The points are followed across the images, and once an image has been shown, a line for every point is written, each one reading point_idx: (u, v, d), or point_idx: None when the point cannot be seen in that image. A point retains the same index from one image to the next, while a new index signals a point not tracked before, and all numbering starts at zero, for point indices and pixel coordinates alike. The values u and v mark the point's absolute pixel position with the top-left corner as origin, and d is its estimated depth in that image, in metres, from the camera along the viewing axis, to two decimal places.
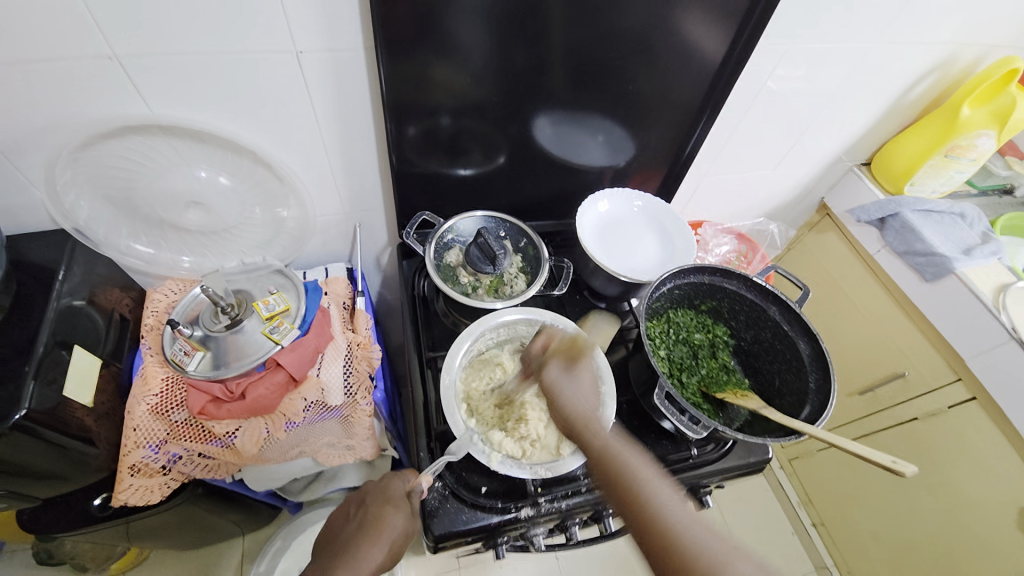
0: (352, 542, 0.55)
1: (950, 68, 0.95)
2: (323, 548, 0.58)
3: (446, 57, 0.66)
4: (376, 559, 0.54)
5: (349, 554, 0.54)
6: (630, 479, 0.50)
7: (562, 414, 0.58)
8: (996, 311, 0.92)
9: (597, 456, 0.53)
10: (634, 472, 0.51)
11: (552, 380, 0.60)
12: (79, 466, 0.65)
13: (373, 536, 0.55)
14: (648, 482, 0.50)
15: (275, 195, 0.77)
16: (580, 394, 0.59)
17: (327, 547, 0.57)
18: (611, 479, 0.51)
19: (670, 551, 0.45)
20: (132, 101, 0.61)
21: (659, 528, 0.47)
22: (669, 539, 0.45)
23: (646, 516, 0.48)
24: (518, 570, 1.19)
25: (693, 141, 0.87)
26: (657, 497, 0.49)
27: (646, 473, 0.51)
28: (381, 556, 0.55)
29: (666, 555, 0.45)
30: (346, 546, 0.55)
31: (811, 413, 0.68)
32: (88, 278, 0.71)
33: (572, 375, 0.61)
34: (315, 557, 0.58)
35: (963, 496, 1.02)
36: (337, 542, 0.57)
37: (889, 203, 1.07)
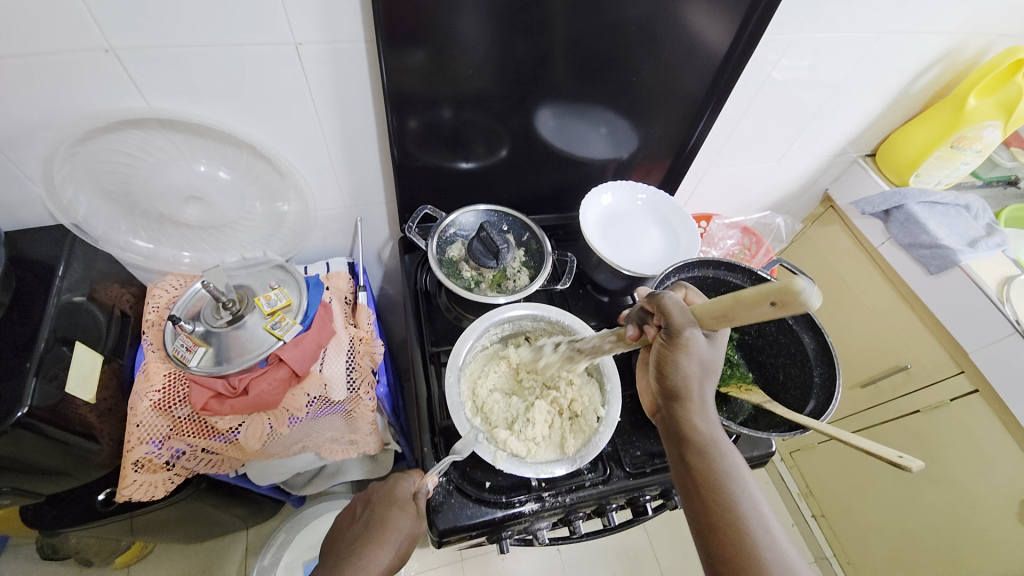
0: (358, 544, 0.55)
1: (956, 59, 0.94)
2: (330, 546, 0.58)
3: (447, 48, 0.65)
4: (383, 562, 0.54)
5: (354, 557, 0.54)
6: (729, 488, 0.48)
7: (674, 388, 0.52)
8: (1000, 303, 0.91)
9: (699, 449, 0.50)
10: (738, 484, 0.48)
11: (691, 346, 0.50)
12: (83, 462, 0.65)
13: (378, 539, 0.55)
14: (746, 497, 0.48)
15: (276, 190, 0.76)
16: (706, 373, 0.51)
17: (334, 545, 0.58)
18: (706, 478, 0.49)
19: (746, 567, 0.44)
20: (128, 94, 0.60)
21: (746, 542, 0.45)
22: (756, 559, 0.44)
23: (736, 526, 0.46)
24: (521, 562, 1.20)
25: (697, 134, 0.86)
26: (754, 516, 0.46)
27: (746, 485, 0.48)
28: (386, 559, 0.54)
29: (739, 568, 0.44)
30: (351, 549, 0.55)
31: (816, 407, 0.67)
32: (88, 274, 0.71)
33: (713, 346, 0.51)
34: (322, 556, 0.58)
35: (965, 488, 1.03)
36: (344, 542, 0.57)
37: (893, 194, 1.06)
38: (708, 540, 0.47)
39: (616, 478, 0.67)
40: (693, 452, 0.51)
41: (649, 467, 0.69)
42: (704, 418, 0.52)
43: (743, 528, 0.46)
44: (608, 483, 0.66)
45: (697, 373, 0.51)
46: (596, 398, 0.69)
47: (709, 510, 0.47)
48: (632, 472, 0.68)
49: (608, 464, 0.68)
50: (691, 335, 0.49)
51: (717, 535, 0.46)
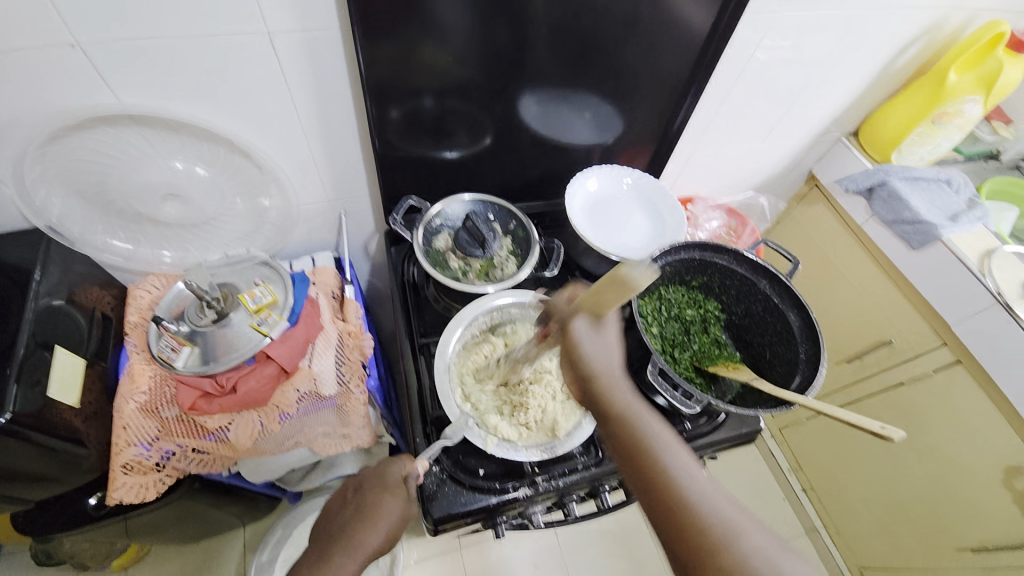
0: (349, 527, 0.55)
1: (938, 33, 0.94)
2: (317, 533, 0.58)
3: (426, 34, 0.63)
4: (373, 544, 0.54)
5: (345, 538, 0.54)
6: (670, 472, 0.44)
7: (591, 378, 0.50)
8: (980, 275, 0.93)
9: (633, 433, 0.47)
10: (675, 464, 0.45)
11: (581, 338, 0.51)
12: (72, 467, 0.64)
13: (368, 521, 0.55)
14: (688, 474, 0.44)
15: (256, 185, 0.75)
16: (607, 353, 0.51)
17: (323, 527, 0.57)
18: (646, 467, 0.45)
19: (704, 549, 0.40)
20: (96, 90, 0.58)
21: (703, 525, 0.41)
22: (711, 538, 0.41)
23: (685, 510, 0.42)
24: (519, 547, 1.21)
25: (681, 118, 0.86)
26: (699, 490, 0.43)
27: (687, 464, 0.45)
28: (377, 540, 0.55)
29: (697, 551, 0.41)
30: (342, 530, 0.55)
31: (802, 382, 0.68)
32: (66, 277, 0.69)
33: (602, 334, 0.52)
34: (312, 537, 0.58)
35: (949, 458, 1.05)
36: (333, 524, 0.57)
37: (876, 171, 1.07)
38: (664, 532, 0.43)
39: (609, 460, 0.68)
40: (628, 441, 0.47)
41: None
42: (628, 397, 0.49)
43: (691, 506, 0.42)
44: (601, 465, 0.67)
45: (601, 363, 0.50)
46: None
47: (659, 506, 0.44)
48: None
49: (601, 447, 0.68)
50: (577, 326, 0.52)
51: (681, 529, 0.42)
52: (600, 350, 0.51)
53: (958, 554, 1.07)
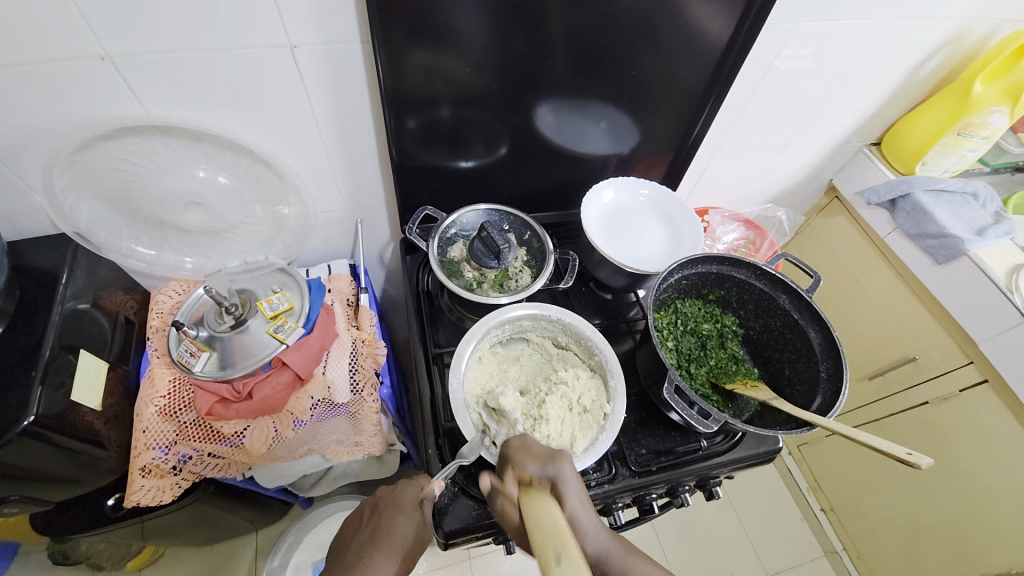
0: (364, 553, 0.54)
1: (961, 44, 0.92)
2: (335, 554, 0.58)
3: (445, 45, 0.64)
4: (387, 572, 0.53)
5: (361, 563, 0.53)
6: None
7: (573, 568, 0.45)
8: (1008, 292, 0.90)
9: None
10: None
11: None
12: (91, 469, 0.65)
13: (384, 546, 0.54)
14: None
15: (275, 193, 0.76)
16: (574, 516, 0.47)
17: (340, 553, 0.57)
18: None
19: None
20: (125, 100, 0.60)
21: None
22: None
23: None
24: (529, 560, 1.20)
25: (699, 126, 0.85)
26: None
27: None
28: (392, 566, 0.53)
29: None
30: (357, 556, 0.54)
31: (824, 402, 0.67)
32: (91, 281, 0.71)
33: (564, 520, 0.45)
34: (329, 564, 0.57)
35: (976, 480, 1.01)
36: (350, 550, 0.56)
37: (900, 183, 1.04)
38: None
39: (622, 476, 0.67)
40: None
41: (655, 465, 0.68)
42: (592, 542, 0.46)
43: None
44: (614, 482, 0.66)
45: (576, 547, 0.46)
46: (601, 393, 0.69)
47: None
48: (636, 471, 0.68)
49: (614, 463, 0.68)
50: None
51: None
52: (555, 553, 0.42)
53: None
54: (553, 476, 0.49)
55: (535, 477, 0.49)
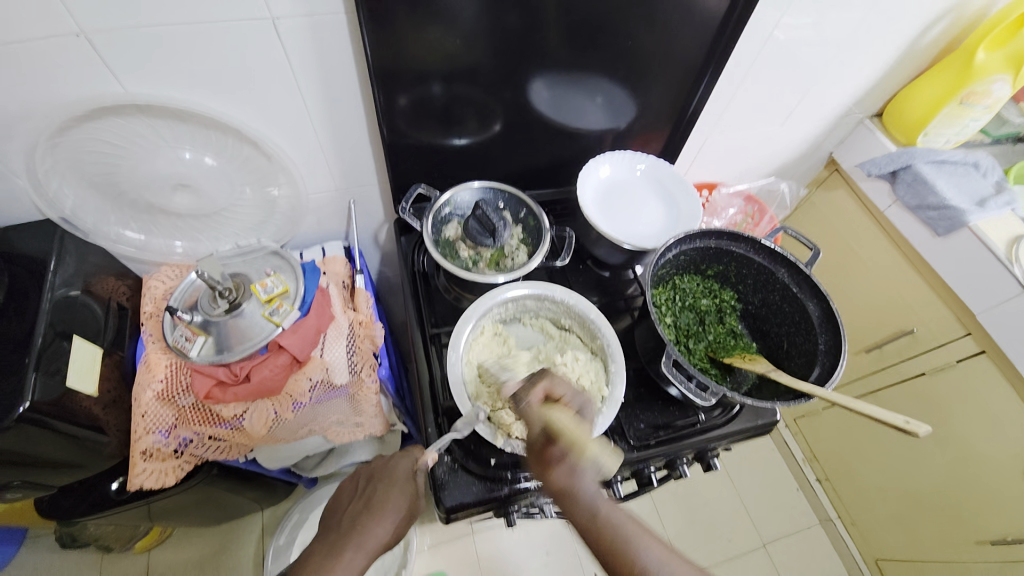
0: (357, 520, 0.56)
1: (968, 8, 0.89)
2: (330, 515, 0.59)
3: (434, 17, 0.62)
4: (381, 538, 0.55)
5: (354, 533, 0.55)
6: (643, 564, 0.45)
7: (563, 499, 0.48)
8: (1008, 263, 0.90)
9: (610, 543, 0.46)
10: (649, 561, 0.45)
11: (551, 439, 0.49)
12: (93, 453, 0.66)
13: (376, 515, 0.56)
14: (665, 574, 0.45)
15: (265, 174, 0.74)
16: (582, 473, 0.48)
17: (335, 517, 0.59)
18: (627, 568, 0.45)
19: None
20: (102, 78, 0.57)
21: None
22: None
23: None
24: (529, 533, 1.22)
25: (697, 99, 0.83)
26: None
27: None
28: (385, 534, 0.55)
29: None
30: (351, 524, 0.56)
31: (821, 374, 0.66)
32: (81, 268, 0.69)
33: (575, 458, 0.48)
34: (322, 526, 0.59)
35: (970, 448, 1.03)
36: (344, 517, 0.58)
37: (901, 153, 1.03)
38: None
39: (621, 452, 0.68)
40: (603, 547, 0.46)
41: (654, 440, 0.69)
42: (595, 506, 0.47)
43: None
44: None
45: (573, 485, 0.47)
46: (601, 376, 0.69)
47: None
48: (635, 445, 0.68)
49: (613, 438, 0.69)
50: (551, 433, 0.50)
51: None
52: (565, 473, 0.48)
53: (977, 546, 1.06)
54: (579, 403, 0.54)
55: (566, 396, 0.54)
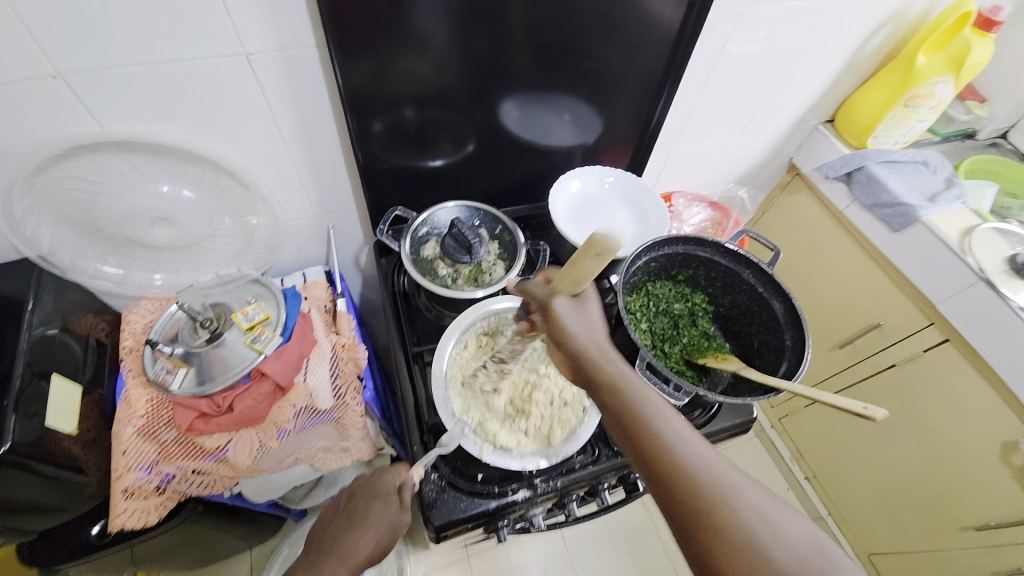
0: (341, 535, 0.57)
1: (904, 17, 0.96)
2: (318, 538, 0.60)
3: (405, 46, 0.65)
4: (364, 550, 0.56)
5: (336, 546, 0.56)
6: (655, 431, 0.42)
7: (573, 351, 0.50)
8: (962, 254, 0.94)
9: (635, 413, 0.44)
10: (674, 435, 0.42)
11: (559, 310, 0.52)
12: (74, 495, 0.64)
13: (359, 528, 0.57)
14: (690, 451, 0.41)
15: (243, 204, 0.76)
16: (590, 327, 0.52)
17: (321, 533, 0.60)
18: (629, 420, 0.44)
19: (688, 498, 0.39)
20: (79, 117, 0.59)
21: (713, 518, 0.38)
22: (708, 510, 0.38)
23: (696, 497, 0.39)
24: (525, 551, 1.21)
25: (659, 113, 0.87)
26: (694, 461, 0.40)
27: (681, 433, 0.42)
28: (366, 547, 0.56)
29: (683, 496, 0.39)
30: (334, 538, 0.57)
31: (790, 368, 0.69)
32: (60, 306, 0.69)
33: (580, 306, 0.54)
34: (310, 541, 0.61)
35: (943, 435, 1.06)
36: (329, 533, 0.59)
37: (854, 157, 1.08)
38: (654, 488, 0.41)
39: (606, 457, 0.69)
40: (627, 422, 0.44)
41: None
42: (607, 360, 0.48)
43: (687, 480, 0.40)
44: (598, 463, 0.68)
45: (581, 327, 0.51)
46: (583, 387, 0.71)
47: (648, 455, 0.42)
48: (619, 450, 0.69)
49: (597, 444, 0.70)
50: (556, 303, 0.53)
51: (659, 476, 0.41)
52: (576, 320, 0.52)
53: (962, 532, 1.07)
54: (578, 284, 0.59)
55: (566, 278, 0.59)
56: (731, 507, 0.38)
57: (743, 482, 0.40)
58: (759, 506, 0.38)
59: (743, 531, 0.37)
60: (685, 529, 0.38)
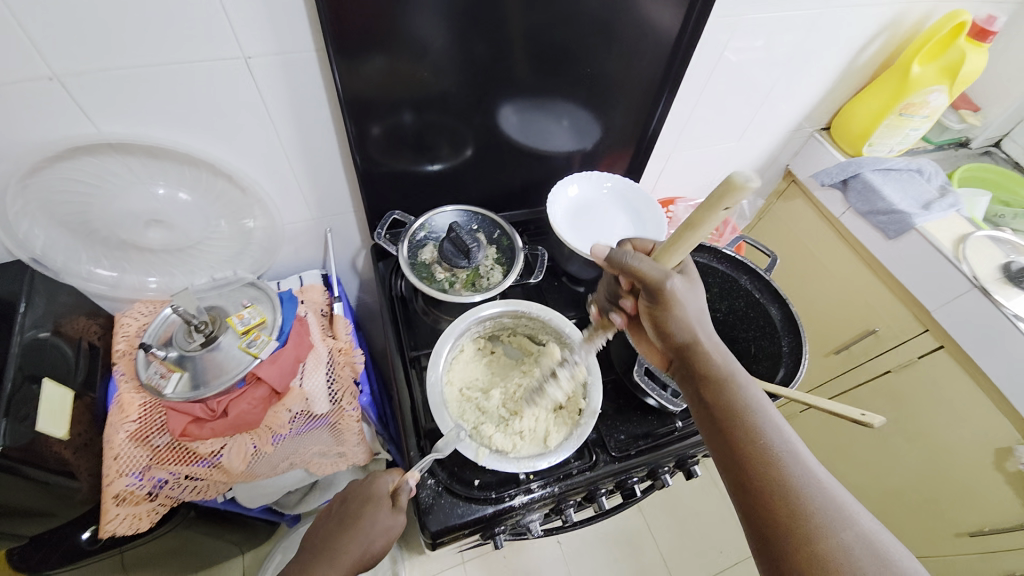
0: (331, 537, 0.57)
1: (899, 27, 0.97)
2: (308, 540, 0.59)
3: (405, 51, 0.65)
4: (353, 555, 0.55)
5: (326, 549, 0.55)
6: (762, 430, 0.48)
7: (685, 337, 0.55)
8: (956, 261, 0.95)
9: (750, 424, 0.48)
10: (790, 453, 0.46)
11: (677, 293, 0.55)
12: (64, 500, 0.63)
13: (349, 532, 0.56)
14: (804, 468, 0.45)
15: (240, 207, 0.75)
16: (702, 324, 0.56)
17: (313, 534, 0.59)
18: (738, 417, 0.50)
19: (784, 489, 0.44)
20: (74, 119, 0.58)
21: (805, 510, 0.43)
22: (802, 504, 0.43)
23: (790, 492, 0.44)
24: (521, 557, 1.20)
25: (657, 119, 0.88)
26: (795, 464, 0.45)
27: (788, 440, 0.48)
28: (356, 551, 0.55)
29: (780, 485, 0.45)
30: (325, 541, 0.57)
31: (786, 374, 0.69)
32: (51, 308, 0.68)
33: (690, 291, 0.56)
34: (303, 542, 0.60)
35: (938, 441, 1.06)
36: (320, 535, 0.58)
37: (849, 164, 1.09)
38: (751, 474, 0.46)
39: (603, 463, 0.68)
40: (739, 429, 0.49)
41: (635, 449, 0.70)
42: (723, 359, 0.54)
43: (786, 482, 0.45)
44: (595, 469, 0.67)
45: (695, 320, 0.55)
46: (579, 388, 0.70)
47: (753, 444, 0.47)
48: (616, 455, 0.69)
49: (594, 450, 0.70)
50: (673, 285, 0.54)
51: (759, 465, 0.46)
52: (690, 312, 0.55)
53: (957, 538, 1.08)
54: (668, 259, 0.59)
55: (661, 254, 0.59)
56: (830, 528, 0.42)
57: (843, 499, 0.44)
58: (867, 535, 0.42)
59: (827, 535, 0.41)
60: (777, 518, 0.43)
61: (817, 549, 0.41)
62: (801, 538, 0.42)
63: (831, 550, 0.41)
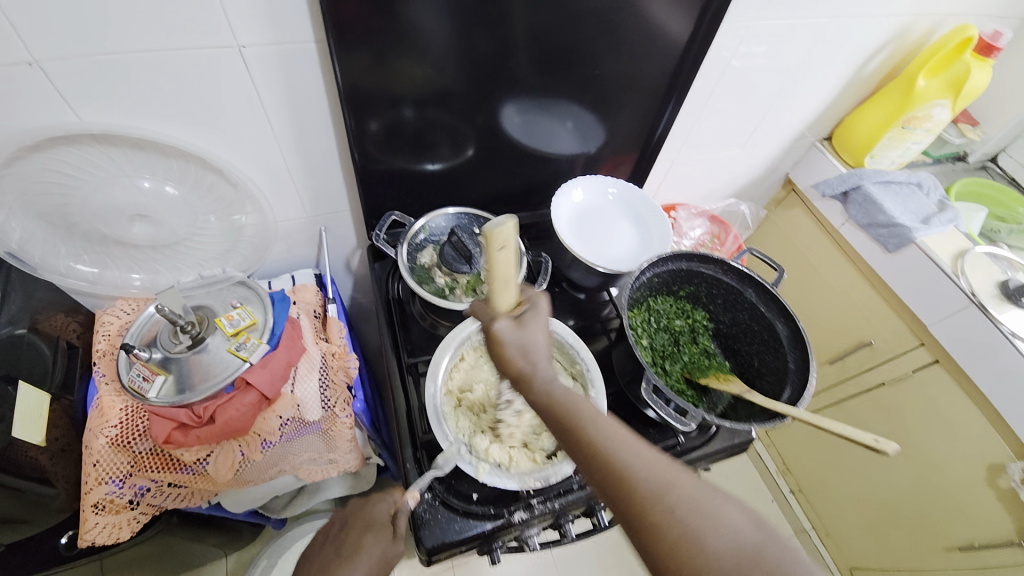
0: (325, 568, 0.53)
1: (905, 39, 0.97)
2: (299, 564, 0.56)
3: (407, 47, 0.62)
4: None
5: None
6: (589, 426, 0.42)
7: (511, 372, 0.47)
8: (955, 277, 0.95)
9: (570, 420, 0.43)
10: (610, 439, 0.41)
11: (500, 335, 0.47)
12: (39, 508, 0.61)
13: (346, 560, 0.53)
14: (629, 455, 0.40)
15: (231, 202, 0.72)
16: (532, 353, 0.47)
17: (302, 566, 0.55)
18: (565, 420, 0.43)
19: (625, 490, 0.39)
20: (55, 107, 0.54)
21: (641, 501, 0.38)
22: (642, 500, 0.38)
23: (631, 494, 0.39)
24: (512, 562, 1.19)
25: (663, 124, 0.86)
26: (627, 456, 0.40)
27: (611, 429, 0.42)
28: None
29: (622, 489, 0.39)
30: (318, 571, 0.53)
31: (793, 392, 0.68)
32: (27, 304, 0.64)
33: (524, 330, 0.47)
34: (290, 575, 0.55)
35: (932, 455, 1.07)
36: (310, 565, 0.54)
37: (850, 176, 1.09)
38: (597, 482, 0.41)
39: None
40: (563, 429, 0.43)
41: None
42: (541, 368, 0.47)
43: (622, 477, 0.40)
44: None
45: (523, 351, 0.47)
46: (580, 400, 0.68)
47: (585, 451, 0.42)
48: None
49: None
50: (498, 327, 0.47)
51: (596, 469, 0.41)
52: (518, 351, 0.47)
53: (946, 552, 1.09)
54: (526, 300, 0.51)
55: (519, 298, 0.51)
56: (666, 505, 0.38)
57: (676, 469, 0.40)
58: (700, 501, 0.38)
59: (675, 527, 0.37)
60: (631, 520, 0.39)
61: (652, 525, 0.37)
62: (648, 535, 0.38)
63: (674, 534, 0.37)
